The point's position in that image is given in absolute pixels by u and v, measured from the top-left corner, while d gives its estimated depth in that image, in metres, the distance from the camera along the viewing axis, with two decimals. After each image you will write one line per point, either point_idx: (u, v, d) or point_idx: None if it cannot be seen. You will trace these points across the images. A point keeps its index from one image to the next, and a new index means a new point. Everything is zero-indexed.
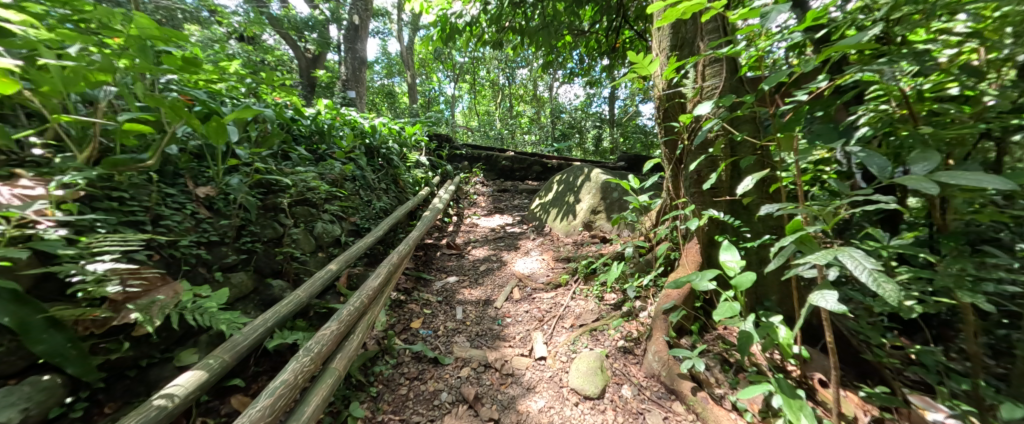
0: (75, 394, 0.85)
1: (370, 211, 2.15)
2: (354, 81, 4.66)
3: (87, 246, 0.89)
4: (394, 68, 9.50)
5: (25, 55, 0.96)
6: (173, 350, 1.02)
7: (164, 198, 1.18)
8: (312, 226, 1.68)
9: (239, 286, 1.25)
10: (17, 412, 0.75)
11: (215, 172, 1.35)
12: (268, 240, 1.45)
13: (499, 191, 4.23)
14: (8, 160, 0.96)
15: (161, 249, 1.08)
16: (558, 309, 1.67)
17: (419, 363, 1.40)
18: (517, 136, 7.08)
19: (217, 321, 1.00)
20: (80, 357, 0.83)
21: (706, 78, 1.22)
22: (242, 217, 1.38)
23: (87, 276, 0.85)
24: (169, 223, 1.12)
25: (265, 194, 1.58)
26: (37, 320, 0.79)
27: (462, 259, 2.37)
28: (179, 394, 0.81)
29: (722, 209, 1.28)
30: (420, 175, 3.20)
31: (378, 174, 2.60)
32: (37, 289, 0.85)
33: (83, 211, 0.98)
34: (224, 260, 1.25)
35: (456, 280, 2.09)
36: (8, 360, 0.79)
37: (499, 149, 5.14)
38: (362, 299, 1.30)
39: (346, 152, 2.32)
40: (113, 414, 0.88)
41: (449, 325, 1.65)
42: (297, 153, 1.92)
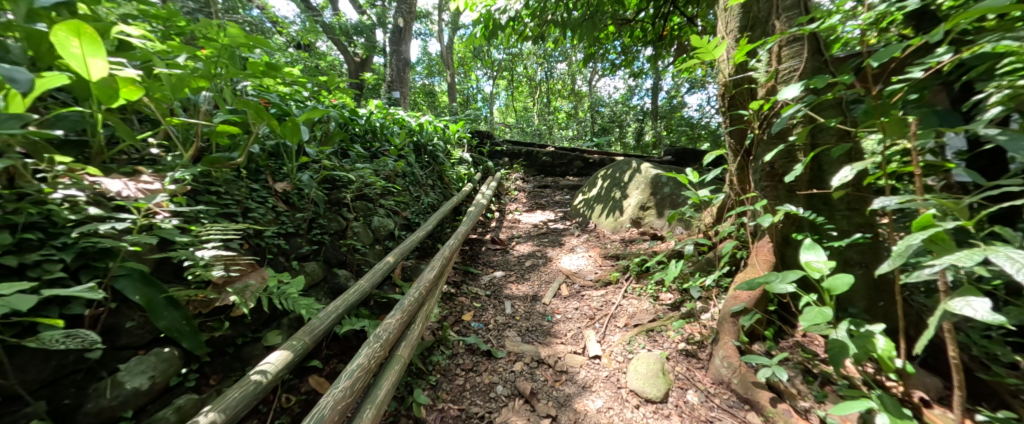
0: (188, 366, 0.94)
1: (419, 206, 2.23)
2: (399, 82, 4.83)
3: (197, 235, 0.99)
4: (434, 68, 9.74)
5: (141, 66, 1.09)
6: (261, 331, 1.11)
7: (251, 193, 1.29)
8: (370, 220, 1.76)
9: (312, 274, 1.33)
10: (145, 379, 0.85)
11: (289, 169, 1.46)
12: (334, 232, 1.53)
13: (540, 187, 4.20)
14: (130, 159, 1.09)
15: (251, 239, 1.18)
16: (609, 307, 1.63)
17: (473, 355, 1.43)
18: (554, 132, 7.01)
19: (297, 306, 1.07)
20: (192, 333, 0.93)
21: (783, 60, 1.13)
22: (313, 210, 1.46)
23: (197, 261, 0.94)
24: (256, 215, 1.22)
25: (330, 189, 1.67)
26: (158, 299, 0.89)
27: (507, 254, 2.39)
28: (270, 371, 0.87)
29: (799, 204, 1.19)
30: (463, 171, 3.26)
31: (425, 171, 2.68)
32: (157, 272, 0.96)
33: (190, 204, 1.09)
34: (299, 250, 1.34)
35: (503, 275, 2.11)
36: (137, 331, 0.88)
37: (538, 145, 5.09)
38: (418, 292, 1.33)
39: (398, 149, 2.41)
40: (218, 386, 0.97)
41: (500, 320, 1.66)
42: (355, 151, 2.01)
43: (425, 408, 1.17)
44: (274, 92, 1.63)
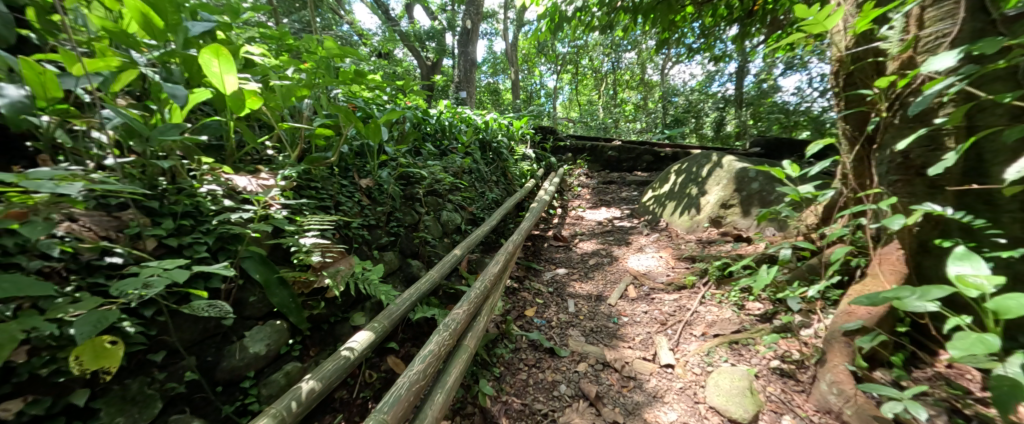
0: (294, 338, 1.07)
1: (484, 202, 2.27)
2: (466, 82, 4.96)
3: (300, 224, 1.09)
4: (498, 66, 9.85)
5: (260, 79, 1.24)
6: (350, 312, 1.22)
7: (342, 188, 1.41)
8: (439, 214, 1.83)
9: (390, 263, 1.42)
10: (263, 345, 0.98)
11: (372, 166, 1.56)
12: (408, 225, 1.62)
13: (605, 183, 4.05)
14: (253, 159, 1.26)
15: (342, 229, 1.28)
16: (684, 313, 1.51)
17: (536, 351, 1.41)
18: (620, 126, 6.74)
19: (377, 292, 1.14)
20: (297, 309, 1.04)
21: (926, 23, 0.99)
22: (391, 204, 1.55)
23: (300, 247, 1.05)
24: (346, 207, 1.32)
25: (406, 184, 1.76)
26: (273, 278, 1.01)
27: (570, 251, 2.33)
28: (357, 349, 0.93)
29: (943, 203, 1.00)
30: (526, 167, 3.25)
31: (491, 167, 2.73)
32: (271, 256, 1.09)
33: (295, 197, 1.22)
34: (379, 240, 1.43)
35: (566, 272, 2.06)
36: (258, 304, 1.01)
37: (603, 139, 4.93)
38: (485, 285, 1.35)
39: (466, 146, 2.47)
40: (316, 357, 1.09)
41: (563, 318, 1.62)
42: (427, 149, 2.09)
43: (490, 398, 1.18)
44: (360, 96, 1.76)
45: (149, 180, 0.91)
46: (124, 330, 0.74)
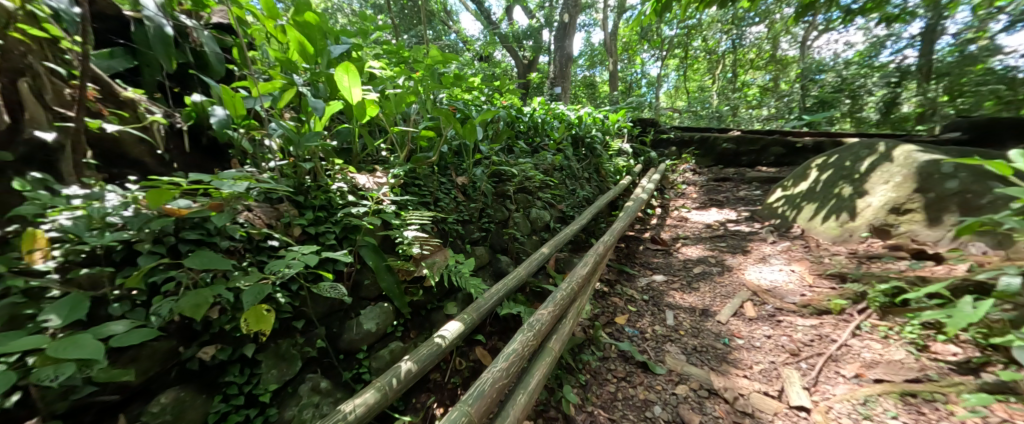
0: (397, 320, 1.37)
1: (575, 199, 2.27)
2: (562, 78, 4.88)
3: (402, 219, 1.35)
4: (596, 58, 9.47)
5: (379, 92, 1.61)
6: (441, 302, 1.53)
7: (441, 185, 1.64)
8: (529, 211, 1.95)
9: (482, 256, 1.62)
10: (374, 323, 1.29)
11: (466, 164, 1.74)
12: (498, 220, 1.77)
13: (717, 180, 3.82)
14: (369, 159, 1.65)
15: (439, 223, 1.49)
16: (825, 344, 1.45)
17: (627, 363, 1.48)
18: (739, 113, 6.09)
19: (467, 283, 1.37)
20: (398, 294, 1.32)
21: None
22: (482, 202, 1.73)
23: (403, 239, 1.31)
24: (443, 204, 1.54)
25: (497, 183, 1.90)
26: (382, 265, 1.28)
27: (670, 256, 2.33)
28: (448, 338, 1.08)
29: None
30: (622, 163, 3.07)
31: (583, 164, 2.63)
32: (382, 244, 1.38)
33: (403, 193, 1.49)
34: (472, 236, 1.63)
35: (664, 279, 2.09)
36: (371, 287, 1.33)
37: (716, 129, 4.52)
38: (574, 286, 1.37)
39: (557, 142, 2.43)
40: (415, 337, 1.43)
41: (658, 331, 1.66)
42: (518, 146, 2.15)
43: (575, 405, 1.27)
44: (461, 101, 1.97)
45: (297, 180, 1.29)
46: (276, 300, 1.07)
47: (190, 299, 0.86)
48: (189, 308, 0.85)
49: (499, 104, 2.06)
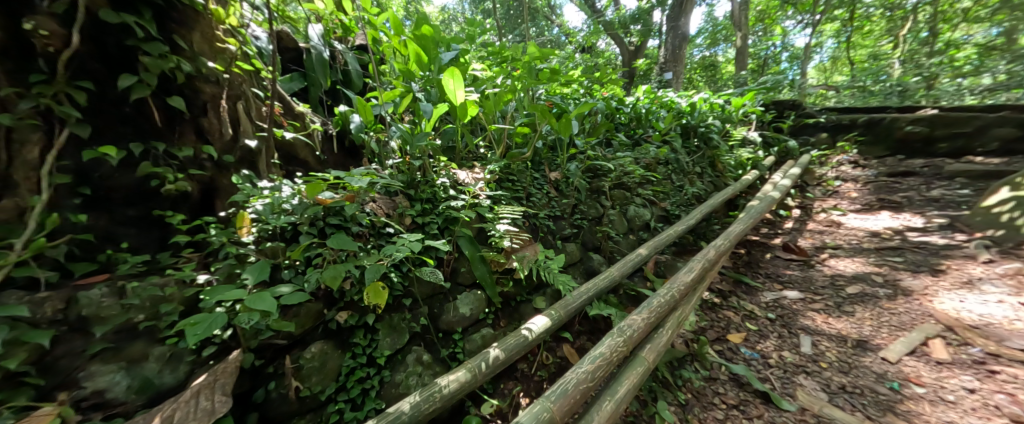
0: (489, 306, 2.70)
1: (682, 198, 4.84)
2: (675, 63, 5.95)
3: (496, 215, 2.76)
4: (719, 35, 8.36)
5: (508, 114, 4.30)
6: (532, 294, 3.00)
7: (535, 181, 4.11)
8: (624, 209, 4.40)
9: (570, 251, 3.88)
10: (470, 307, 2.57)
11: (561, 161, 4.33)
12: (591, 219, 4.20)
13: (903, 174, 4.83)
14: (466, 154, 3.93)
15: (530, 218, 3.70)
16: (999, 408, 1.92)
17: (741, 386, 2.31)
18: (936, 84, 5.65)
19: (562, 278, 2.93)
20: (489, 281, 2.64)
21: None
22: (573, 198, 4.18)
23: (497, 232, 2.72)
24: (533, 202, 3.87)
25: (592, 178, 4.49)
26: (476, 255, 2.64)
27: (807, 272, 3.42)
28: (530, 332, 2.26)
29: None
30: (746, 156, 5.46)
31: (697, 158, 5.21)
32: (478, 236, 2.82)
33: (493, 188, 3.56)
34: (562, 231, 3.95)
35: (794, 296, 3.10)
36: (464, 275, 2.67)
37: (889, 108, 5.62)
38: (674, 293, 2.48)
39: (663, 131, 5.08)
40: (503, 323, 2.79)
41: (778, 361, 2.47)
42: (616, 141, 4.94)
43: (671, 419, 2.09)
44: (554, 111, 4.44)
45: (437, 199, 2.74)
46: (391, 278, 2.26)
47: (329, 274, 1.89)
48: (328, 278, 1.87)
49: (590, 111, 4.68)
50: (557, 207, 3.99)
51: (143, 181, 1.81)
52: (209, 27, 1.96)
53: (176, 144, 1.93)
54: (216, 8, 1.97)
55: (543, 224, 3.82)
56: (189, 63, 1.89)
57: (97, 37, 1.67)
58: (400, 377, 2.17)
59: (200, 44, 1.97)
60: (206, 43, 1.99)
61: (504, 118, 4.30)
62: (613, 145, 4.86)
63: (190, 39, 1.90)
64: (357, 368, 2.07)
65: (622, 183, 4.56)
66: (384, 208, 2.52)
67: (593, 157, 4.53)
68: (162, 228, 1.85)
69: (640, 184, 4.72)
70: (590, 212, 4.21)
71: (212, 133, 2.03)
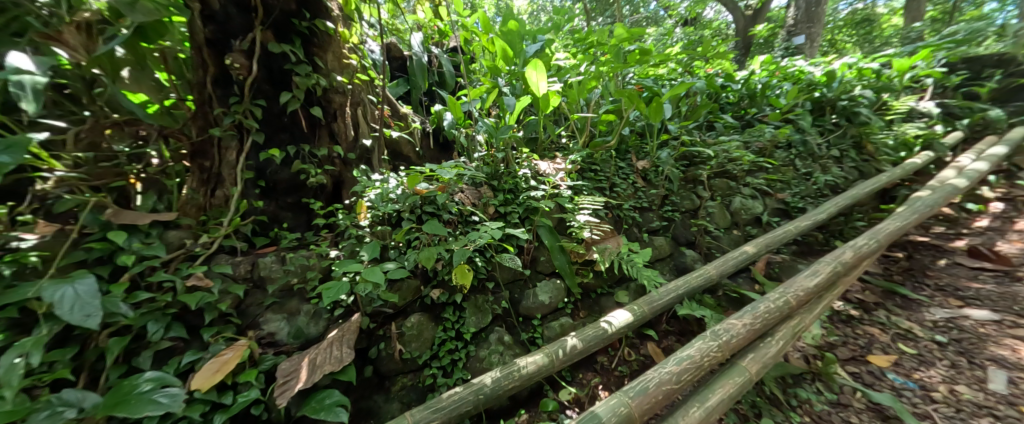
0: (569, 298, 3.02)
1: (812, 189, 4.13)
2: (804, 25, 5.24)
3: (575, 204, 3.06)
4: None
5: (594, 97, 4.10)
6: (613, 288, 3.23)
7: (620, 170, 3.90)
8: (731, 203, 3.96)
9: (658, 247, 3.60)
10: (549, 296, 2.88)
11: (651, 150, 4.04)
12: (688, 212, 3.90)
13: None
14: (552, 146, 3.93)
15: (612, 211, 3.56)
16: None
17: (875, 414, 2.19)
18: None
19: (640, 271, 3.00)
20: (568, 272, 2.91)
21: None
22: (663, 188, 3.88)
23: (577, 223, 2.98)
24: (617, 191, 3.69)
25: (687, 165, 4.11)
26: (554, 246, 2.91)
27: (997, 289, 2.99)
28: (609, 325, 2.61)
29: None
30: (911, 134, 4.33)
31: (827, 139, 4.42)
32: (558, 227, 3.19)
33: (579, 179, 3.57)
34: (650, 223, 3.72)
35: (977, 321, 2.75)
36: (543, 263, 3.01)
37: None
38: (780, 304, 2.49)
39: (785, 108, 4.22)
40: (582, 316, 3.06)
41: (935, 393, 2.25)
42: (720, 122, 4.40)
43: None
44: (646, 93, 4.11)
45: (522, 190, 3.09)
46: (477, 262, 2.64)
47: (423, 255, 2.33)
48: (422, 257, 2.30)
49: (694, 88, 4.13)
50: (644, 199, 3.79)
51: (294, 175, 2.54)
52: (338, 47, 2.58)
53: (316, 144, 2.65)
54: (344, 31, 2.60)
55: (627, 216, 3.62)
56: (326, 79, 2.58)
57: (269, 64, 2.45)
58: (484, 353, 2.54)
59: (332, 62, 2.60)
60: (336, 61, 2.61)
61: (588, 106, 4.10)
62: (717, 128, 4.35)
63: (325, 59, 2.57)
64: (447, 341, 2.49)
65: (726, 171, 4.07)
66: (471, 197, 2.88)
67: (691, 142, 4.11)
68: (306, 213, 2.60)
69: (748, 173, 4.16)
70: (684, 203, 3.90)
71: (342, 135, 2.69)
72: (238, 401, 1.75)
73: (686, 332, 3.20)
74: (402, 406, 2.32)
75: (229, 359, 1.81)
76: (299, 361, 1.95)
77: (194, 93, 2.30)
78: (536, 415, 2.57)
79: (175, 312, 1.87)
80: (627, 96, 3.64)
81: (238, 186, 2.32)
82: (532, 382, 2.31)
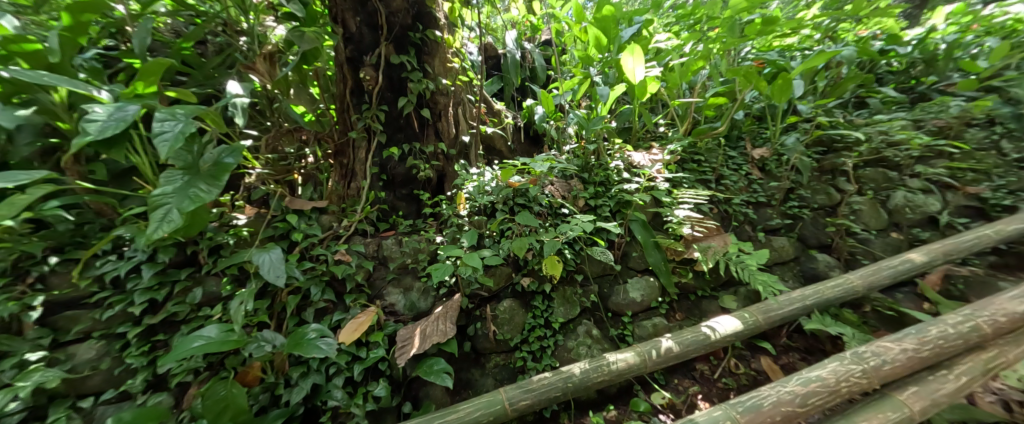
0: (664, 297, 2.88)
1: None
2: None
3: (674, 198, 2.89)
4: None
5: (700, 78, 3.61)
6: (717, 291, 2.96)
7: (731, 160, 3.41)
8: (891, 198, 3.12)
9: (777, 248, 3.11)
10: (641, 294, 2.80)
11: (774, 136, 3.43)
12: (826, 208, 3.24)
13: None
14: (651, 135, 3.64)
15: (719, 206, 3.18)
16: None
17: None
18: None
19: (752, 276, 2.67)
20: (665, 271, 2.76)
21: None
22: (789, 181, 3.28)
23: (676, 219, 2.80)
24: (726, 183, 3.26)
25: (823, 153, 3.40)
26: (649, 242, 2.77)
27: None
28: (714, 331, 2.44)
29: None
30: None
31: None
32: (653, 222, 3.05)
33: (681, 169, 3.27)
34: (768, 221, 3.21)
35: None
36: (636, 260, 2.90)
37: None
38: (957, 334, 2.08)
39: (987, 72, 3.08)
40: (679, 319, 2.88)
41: None
42: (876, 98, 3.49)
43: None
44: (770, 68, 3.47)
45: (616, 182, 3.00)
46: (567, 254, 2.67)
47: (517, 244, 2.50)
48: (515, 246, 2.48)
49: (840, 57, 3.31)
50: (761, 192, 3.27)
51: (407, 170, 2.88)
52: (444, 53, 2.84)
53: (423, 141, 2.96)
54: (449, 38, 2.88)
55: (738, 212, 3.19)
56: (433, 82, 2.86)
57: (388, 74, 2.82)
58: (573, 344, 2.61)
59: (438, 66, 2.88)
60: (441, 65, 2.88)
61: (691, 89, 3.69)
62: (871, 105, 3.45)
63: (433, 64, 2.85)
64: (537, 327, 2.59)
65: (884, 157, 3.22)
66: (560, 190, 2.91)
67: (832, 124, 3.35)
68: (416, 203, 2.94)
69: (918, 159, 3.23)
70: (817, 198, 3.24)
71: (444, 132, 2.97)
72: (371, 355, 2.17)
73: (814, 348, 2.72)
74: (495, 382, 2.50)
75: (363, 321, 2.26)
76: (413, 329, 2.31)
77: (337, 103, 2.81)
78: (625, 413, 2.45)
79: (328, 279, 2.39)
80: (742, 76, 3.12)
81: (366, 180, 2.76)
82: (620, 378, 2.32)
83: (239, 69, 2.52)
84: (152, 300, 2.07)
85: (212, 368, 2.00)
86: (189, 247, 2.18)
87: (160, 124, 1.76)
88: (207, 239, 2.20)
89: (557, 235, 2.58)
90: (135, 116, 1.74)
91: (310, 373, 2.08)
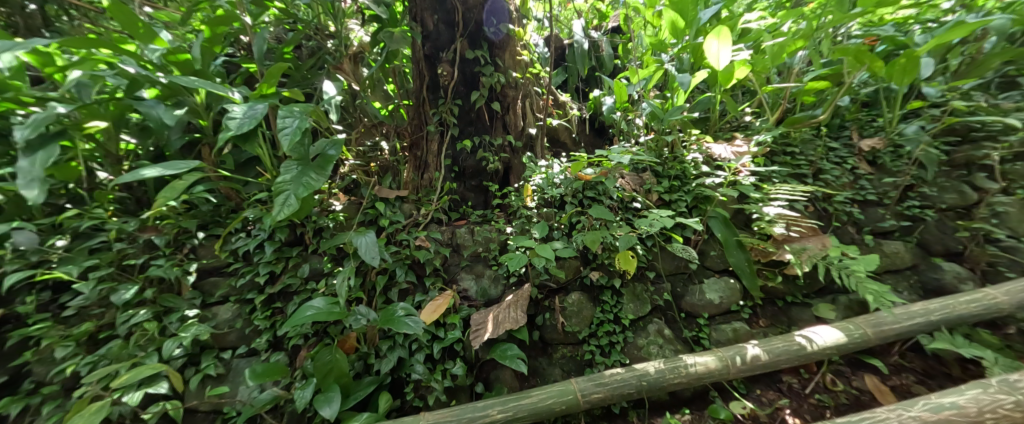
0: (745, 301, 2.74)
1: None
2: None
3: (765, 194, 2.70)
4: None
5: (795, 59, 3.22)
6: (811, 299, 2.72)
7: (831, 153, 3.04)
8: None
9: (886, 252, 2.74)
10: (719, 295, 2.69)
11: (888, 123, 2.97)
12: (960, 209, 2.75)
13: None
14: (737, 126, 3.37)
15: (815, 204, 2.88)
16: None
17: None
18: None
19: (859, 284, 2.37)
20: (749, 273, 2.62)
21: None
22: (906, 176, 2.84)
23: (764, 218, 2.62)
24: (826, 178, 2.92)
25: (954, 145, 2.88)
26: (731, 240, 2.64)
27: None
28: (814, 342, 2.27)
29: None
30: None
31: None
32: (737, 220, 2.89)
33: (771, 162, 3.01)
34: (879, 222, 2.83)
35: None
36: (713, 259, 2.80)
37: None
38: None
39: None
40: (763, 326, 2.72)
41: None
42: None
43: None
44: (887, 44, 2.99)
45: (694, 176, 2.89)
46: (639, 250, 2.67)
47: (589, 237, 2.56)
48: (588, 239, 2.54)
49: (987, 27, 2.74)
50: (869, 189, 2.88)
51: (478, 162, 3.11)
52: (513, 46, 2.98)
53: (492, 133, 3.16)
54: (520, 31, 3.01)
55: (840, 211, 2.85)
56: (505, 76, 3.04)
57: (462, 69, 3.05)
58: (643, 342, 2.62)
59: (508, 60, 3.04)
60: (511, 58, 3.04)
61: (784, 73, 3.35)
62: None
63: (504, 59, 3.02)
64: (605, 322, 2.65)
65: None
66: (632, 184, 2.88)
67: (970, 108, 2.81)
68: (484, 194, 3.17)
69: None
70: (947, 197, 2.76)
71: (512, 125, 3.14)
72: (448, 336, 2.44)
73: (932, 371, 2.39)
74: (563, 372, 2.62)
75: (441, 303, 2.52)
76: (487, 315, 2.51)
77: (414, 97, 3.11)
78: (702, 417, 2.39)
79: (410, 262, 2.70)
80: (848, 52, 2.74)
81: (439, 172, 3.02)
82: (699, 381, 2.29)
83: (329, 69, 2.98)
84: (271, 273, 2.57)
85: (318, 334, 2.42)
86: (298, 228, 2.64)
87: (283, 120, 2.18)
88: (312, 221, 2.65)
89: (631, 230, 2.66)
90: (262, 113, 2.18)
91: (396, 346, 2.41)
